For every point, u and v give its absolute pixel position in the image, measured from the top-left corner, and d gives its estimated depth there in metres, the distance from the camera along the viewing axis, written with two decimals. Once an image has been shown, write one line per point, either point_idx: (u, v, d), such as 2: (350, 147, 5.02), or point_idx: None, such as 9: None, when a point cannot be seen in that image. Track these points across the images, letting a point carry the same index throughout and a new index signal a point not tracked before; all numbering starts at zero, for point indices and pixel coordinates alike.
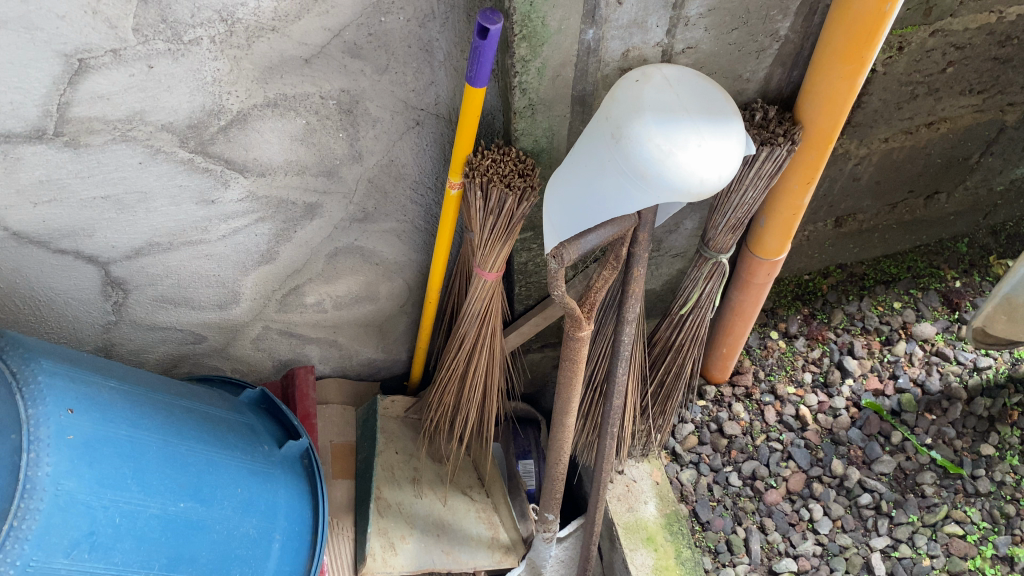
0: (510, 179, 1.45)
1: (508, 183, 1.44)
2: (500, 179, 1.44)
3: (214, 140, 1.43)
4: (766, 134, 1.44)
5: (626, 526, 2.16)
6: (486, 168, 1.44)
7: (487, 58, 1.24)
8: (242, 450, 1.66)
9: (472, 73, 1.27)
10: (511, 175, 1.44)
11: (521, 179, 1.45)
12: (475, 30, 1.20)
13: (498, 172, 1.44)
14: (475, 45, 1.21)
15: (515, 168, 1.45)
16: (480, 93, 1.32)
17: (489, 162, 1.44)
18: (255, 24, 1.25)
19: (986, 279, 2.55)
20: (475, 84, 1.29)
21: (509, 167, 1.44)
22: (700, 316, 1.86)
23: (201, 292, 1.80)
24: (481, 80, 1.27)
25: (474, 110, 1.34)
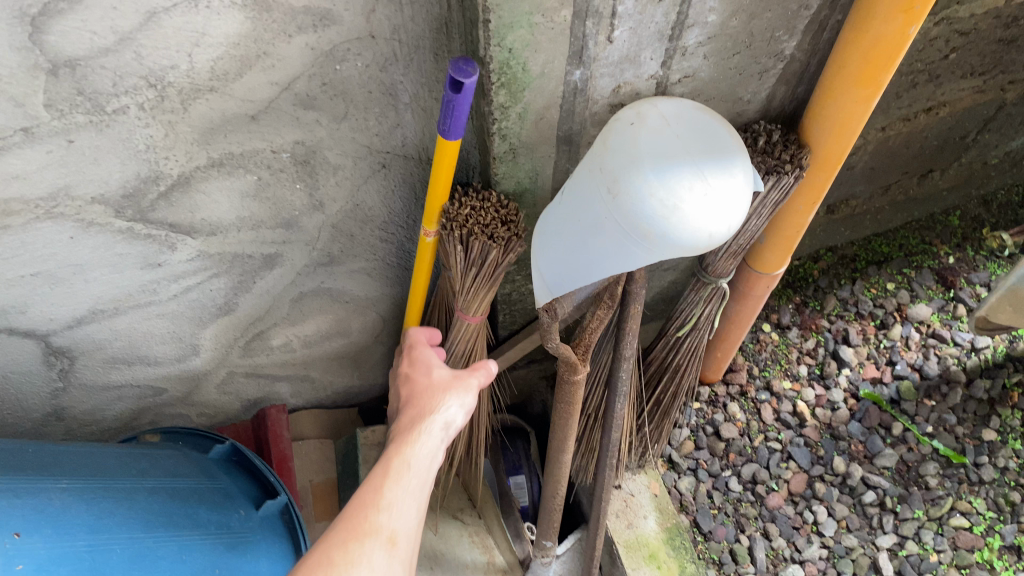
0: (492, 228, 1.31)
1: (492, 235, 1.30)
2: (482, 231, 1.29)
3: (155, 206, 1.26)
4: (771, 162, 1.30)
5: (626, 545, 2.06)
6: (466, 218, 1.29)
7: (462, 111, 1.08)
8: (217, 525, 1.52)
9: (444, 126, 1.11)
10: (494, 224, 1.30)
11: (505, 229, 1.30)
12: (447, 83, 1.03)
13: (480, 224, 1.29)
14: (448, 99, 1.05)
15: (498, 216, 1.30)
16: (455, 144, 1.15)
17: (468, 211, 1.29)
18: (190, 86, 1.08)
19: (979, 253, 2.47)
20: (449, 136, 1.12)
21: (491, 216, 1.30)
22: (699, 338, 1.76)
23: (156, 349, 1.64)
24: (455, 133, 1.11)
25: (450, 160, 1.17)
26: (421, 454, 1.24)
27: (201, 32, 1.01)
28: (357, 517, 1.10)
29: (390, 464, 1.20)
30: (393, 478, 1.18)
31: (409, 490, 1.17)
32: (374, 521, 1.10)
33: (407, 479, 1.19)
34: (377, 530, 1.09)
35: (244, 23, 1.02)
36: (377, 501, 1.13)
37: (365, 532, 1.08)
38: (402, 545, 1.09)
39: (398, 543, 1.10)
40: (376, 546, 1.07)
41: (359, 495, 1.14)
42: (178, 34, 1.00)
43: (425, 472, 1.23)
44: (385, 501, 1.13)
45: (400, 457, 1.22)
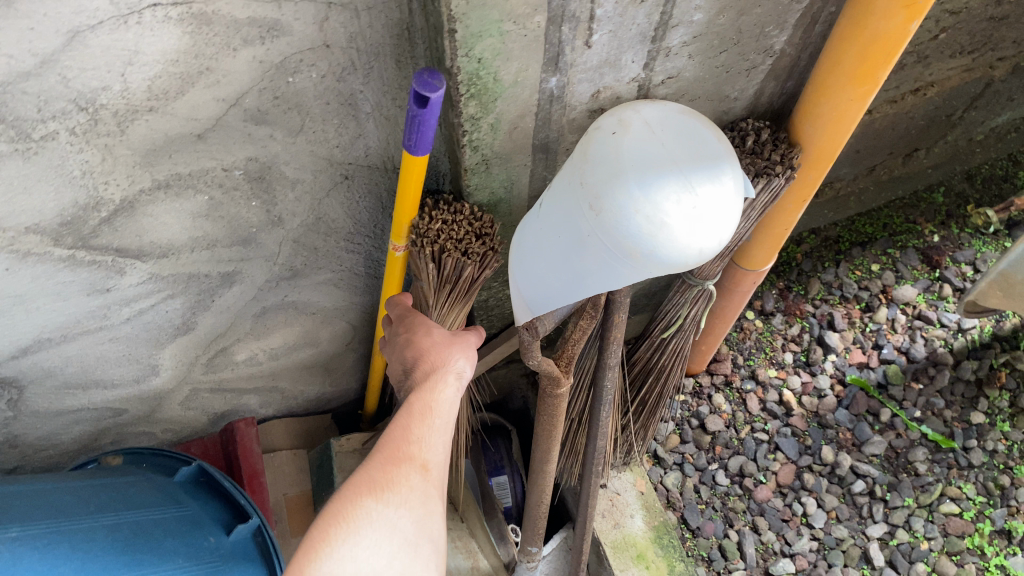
0: (464, 242, 1.22)
1: (466, 250, 1.22)
2: (455, 246, 1.21)
3: (97, 232, 1.15)
4: (761, 164, 1.22)
5: (614, 546, 2.01)
6: (438, 233, 1.20)
7: (429, 125, 0.98)
8: (184, 556, 1.43)
9: (410, 141, 1.01)
10: (468, 239, 1.22)
11: (479, 242, 1.23)
12: (410, 98, 0.94)
13: (453, 238, 1.21)
14: (413, 114, 0.95)
15: (471, 228, 1.22)
16: (422, 159, 1.06)
17: (440, 226, 1.20)
18: (126, 107, 0.97)
19: (964, 231, 2.42)
20: (416, 153, 1.03)
21: (464, 230, 1.22)
22: (684, 338, 1.70)
23: (112, 372, 1.54)
24: (423, 149, 1.02)
25: (417, 175, 1.08)
26: (450, 393, 1.22)
27: (133, 50, 0.91)
28: (395, 445, 1.13)
29: (421, 400, 1.19)
30: (426, 413, 1.18)
31: (441, 423, 1.18)
32: (411, 449, 1.13)
33: (438, 415, 1.19)
34: (413, 458, 1.12)
35: (182, 37, 0.92)
36: (411, 433, 1.15)
37: (402, 459, 1.12)
38: (434, 473, 1.13)
39: (432, 469, 1.13)
40: (412, 472, 1.11)
41: (395, 424, 1.17)
42: (107, 53, 0.90)
43: (454, 408, 1.22)
44: (418, 433, 1.16)
45: (432, 394, 1.20)
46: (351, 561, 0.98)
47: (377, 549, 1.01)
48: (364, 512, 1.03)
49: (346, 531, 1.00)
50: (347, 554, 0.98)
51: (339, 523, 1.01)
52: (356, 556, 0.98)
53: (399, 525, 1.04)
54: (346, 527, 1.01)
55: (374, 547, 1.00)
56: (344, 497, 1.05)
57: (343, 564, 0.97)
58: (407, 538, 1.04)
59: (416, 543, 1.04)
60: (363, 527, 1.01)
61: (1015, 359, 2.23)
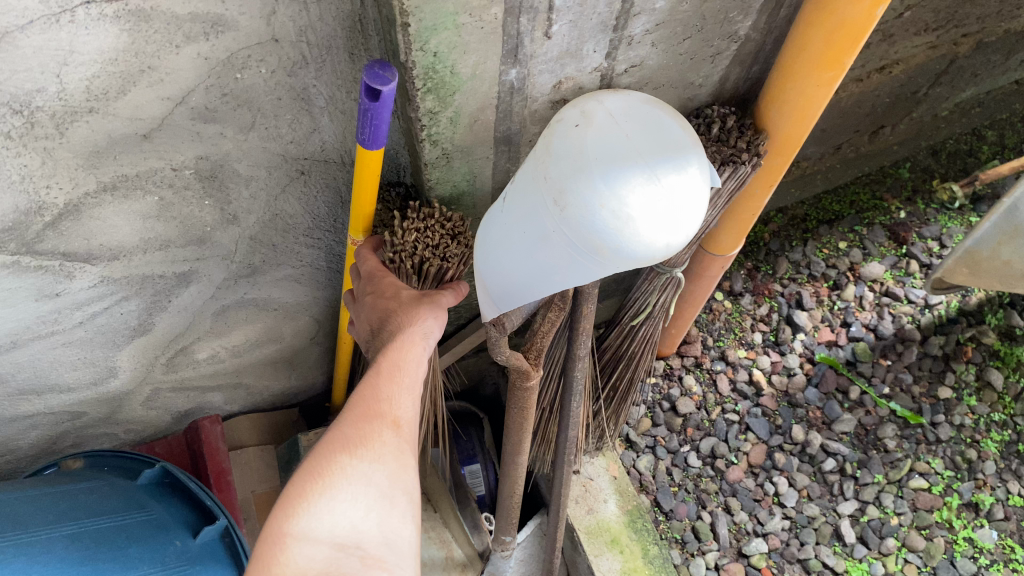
0: (441, 246, 1.21)
1: (443, 255, 1.21)
2: (433, 253, 1.20)
3: (41, 237, 1.10)
4: (727, 152, 1.20)
5: (588, 531, 2.00)
6: (414, 244, 1.19)
7: (383, 118, 0.94)
8: (148, 562, 1.40)
9: (365, 136, 0.97)
10: (444, 244, 1.21)
11: (455, 244, 1.22)
12: (361, 91, 0.90)
13: (429, 247, 1.19)
14: (365, 107, 0.91)
15: (444, 231, 1.21)
16: (379, 153, 1.02)
17: (415, 237, 1.18)
18: (64, 109, 0.93)
19: (929, 206, 2.43)
20: (370, 146, 0.99)
21: (439, 236, 1.20)
22: (653, 326, 1.68)
23: (68, 376, 1.50)
24: (378, 142, 0.98)
25: (372, 169, 1.05)
26: (423, 344, 1.16)
27: (68, 49, 0.86)
28: (366, 399, 1.09)
29: (392, 353, 1.13)
30: (398, 367, 1.12)
31: (415, 376, 1.13)
32: (385, 403, 1.09)
33: (410, 370, 1.13)
34: (386, 413, 1.08)
35: (120, 36, 0.87)
36: (382, 388, 1.09)
37: (375, 414, 1.08)
38: (408, 426, 1.09)
39: (405, 422, 1.09)
40: (384, 427, 1.06)
41: (366, 378, 1.11)
42: (40, 54, 0.85)
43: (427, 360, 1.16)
44: (392, 385, 1.11)
45: (404, 347, 1.14)
46: (326, 516, 0.96)
47: (354, 503, 0.98)
48: (338, 468, 1.00)
49: (320, 486, 0.98)
50: (323, 509, 0.96)
51: (314, 480, 0.99)
52: (332, 511, 0.97)
53: (374, 480, 1.01)
54: (321, 482, 0.99)
55: (351, 501, 0.98)
56: (318, 453, 1.02)
57: (319, 519, 0.95)
58: (383, 492, 1.01)
59: (393, 496, 1.01)
60: (338, 482, 0.99)
61: (981, 334, 2.26)
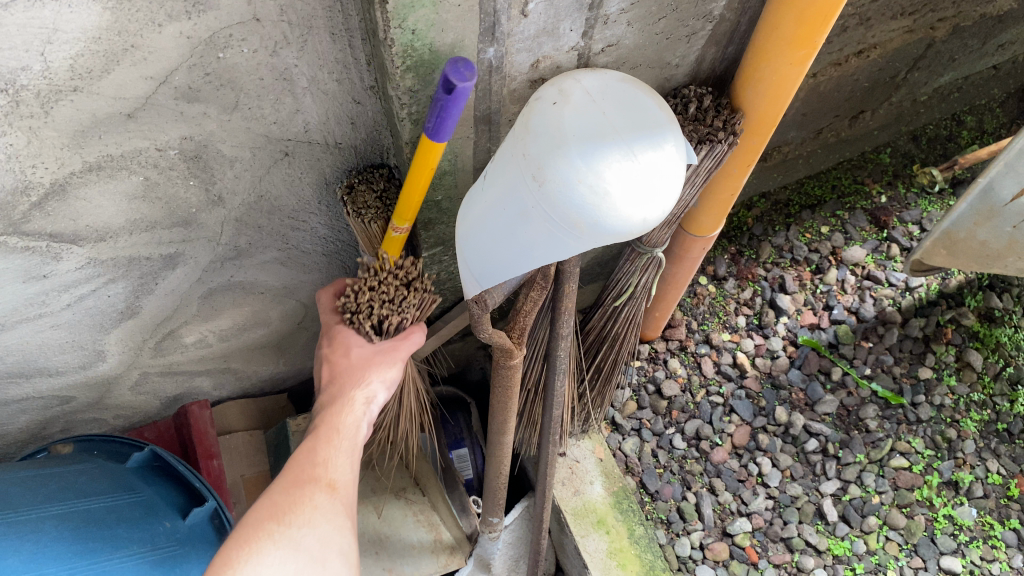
0: (397, 298, 1.30)
1: (402, 304, 1.30)
2: (390, 306, 1.29)
3: (28, 217, 1.12)
4: (704, 131, 1.23)
5: (574, 512, 2.02)
6: (370, 302, 1.29)
7: (453, 111, 0.95)
8: (140, 542, 1.43)
9: (431, 126, 0.98)
10: (398, 292, 1.30)
11: (412, 291, 1.31)
12: (438, 86, 0.90)
13: (385, 300, 1.29)
14: (439, 101, 0.92)
15: (398, 281, 1.30)
16: (440, 144, 1.02)
17: (368, 296, 1.28)
18: (48, 88, 0.94)
19: (910, 190, 2.46)
20: (434, 138, 1.00)
21: (393, 287, 1.30)
22: (636, 307, 1.71)
23: (56, 359, 1.51)
24: (443, 134, 0.99)
25: (430, 160, 1.06)
26: (360, 408, 1.24)
27: (51, 27, 0.88)
28: (302, 465, 1.15)
29: (329, 420, 1.21)
30: (335, 434, 1.20)
31: (350, 441, 1.21)
32: (319, 468, 1.15)
33: (346, 435, 1.21)
34: (319, 477, 1.13)
35: (104, 15, 0.89)
36: (317, 453, 1.16)
37: (310, 479, 1.13)
38: (344, 489, 1.14)
39: (340, 485, 1.15)
40: (317, 490, 1.12)
41: (303, 445, 1.19)
42: (24, 32, 0.87)
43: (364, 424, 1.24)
44: (327, 451, 1.18)
45: (340, 413, 1.22)
46: None
47: (281, 568, 1.01)
48: (265, 534, 1.04)
49: (247, 553, 1.02)
50: None
51: (240, 548, 1.02)
52: None
53: (303, 543, 1.05)
54: (247, 550, 1.02)
55: (278, 566, 1.02)
56: (248, 521, 1.07)
57: None
58: (313, 555, 1.04)
59: (323, 559, 1.05)
60: (265, 549, 1.03)
61: (960, 316, 2.30)
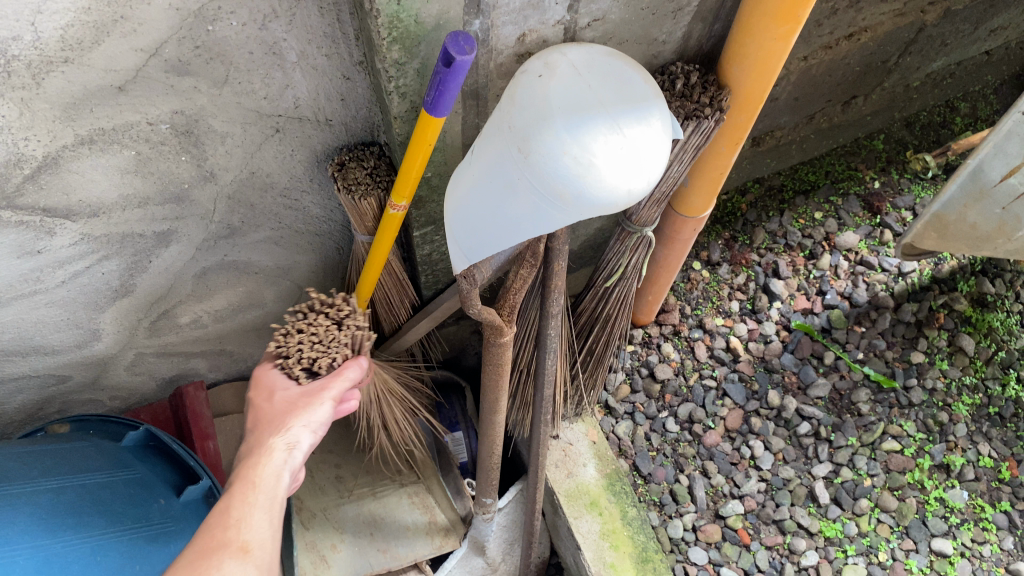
0: (328, 338, 1.34)
1: (334, 344, 1.34)
2: (319, 346, 1.33)
3: (21, 191, 1.13)
4: (691, 107, 1.24)
5: (567, 494, 2.03)
6: (299, 344, 1.33)
7: (452, 86, 1.00)
8: (135, 518, 1.46)
9: (430, 101, 1.02)
10: (329, 330, 1.34)
11: (343, 329, 1.36)
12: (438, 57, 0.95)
13: (315, 340, 1.33)
14: (438, 73, 0.97)
15: (329, 322, 1.35)
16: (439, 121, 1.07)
17: (298, 338, 1.33)
18: (39, 58, 0.96)
19: (903, 176, 2.47)
20: (433, 113, 1.04)
21: (324, 326, 1.34)
22: (627, 287, 1.72)
23: (52, 337, 1.53)
24: (442, 109, 1.03)
25: (427, 137, 1.10)
26: (277, 458, 1.15)
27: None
28: (210, 534, 1.04)
29: (244, 476, 1.12)
30: (249, 489, 1.10)
31: (266, 494, 1.10)
32: (228, 533, 1.04)
33: (262, 489, 1.11)
34: (229, 543, 1.03)
35: None
36: (229, 513, 1.06)
37: (218, 546, 1.02)
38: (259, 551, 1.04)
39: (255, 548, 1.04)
40: (227, 558, 1.01)
41: (216, 507, 1.08)
42: (14, 2, 0.89)
43: (285, 475, 1.14)
44: (239, 512, 1.07)
45: (256, 466, 1.13)
46: None
47: None
48: None
49: None
50: None
51: None
52: None
53: None
54: None
55: None
56: None
57: None
58: None
59: None
60: None
61: (953, 301, 2.31)
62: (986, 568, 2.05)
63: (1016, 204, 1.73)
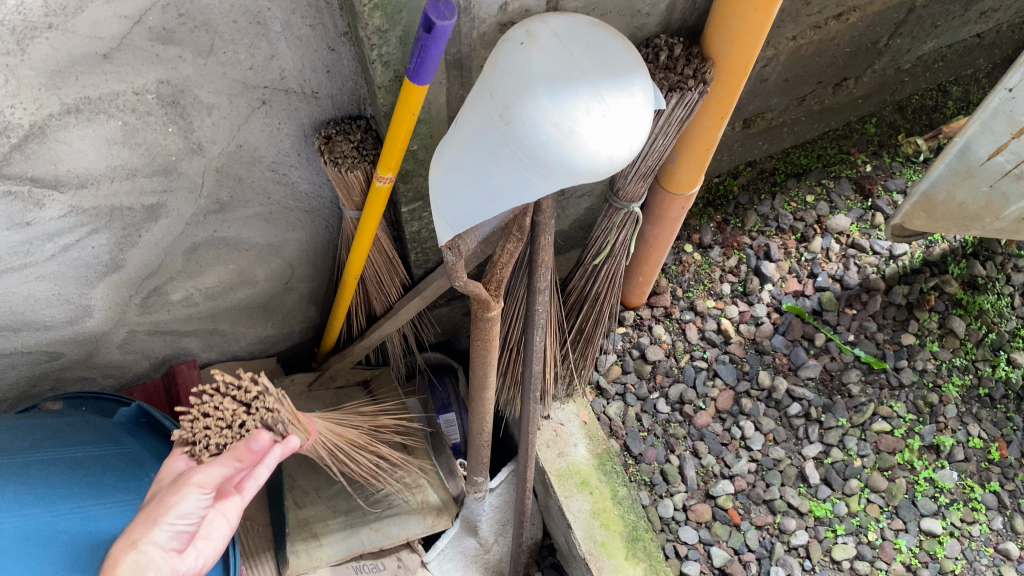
0: (235, 422, 1.29)
1: (243, 429, 1.30)
2: (225, 432, 1.29)
3: (9, 160, 1.14)
4: (674, 79, 1.25)
5: (558, 473, 2.04)
6: (205, 430, 1.29)
7: (433, 53, 1.01)
8: (126, 489, 1.46)
9: (413, 68, 1.04)
10: (236, 414, 1.29)
11: (252, 412, 1.30)
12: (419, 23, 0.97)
13: (221, 427, 1.29)
14: (418, 40, 0.98)
15: (235, 406, 1.29)
16: (421, 90, 1.08)
17: (203, 425, 1.28)
18: (23, 24, 0.97)
19: (895, 160, 2.48)
20: (416, 81, 1.06)
21: (231, 409, 1.29)
22: (616, 265, 1.73)
23: (43, 312, 1.54)
24: (424, 76, 1.04)
25: (411, 105, 1.11)
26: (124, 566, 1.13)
27: None
28: None
29: None
30: None
31: None
32: None
33: None
34: None
35: None
36: None
37: None
38: None
39: None
40: None
41: None
42: None
43: None
44: None
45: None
46: None
47: None
48: None
49: None
50: None
51: None
52: None
53: None
54: None
55: None
56: None
57: None
58: None
59: None
60: None
61: (944, 283, 2.31)
62: (975, 548, 2.07)
63: (1004, 181, 1.73)
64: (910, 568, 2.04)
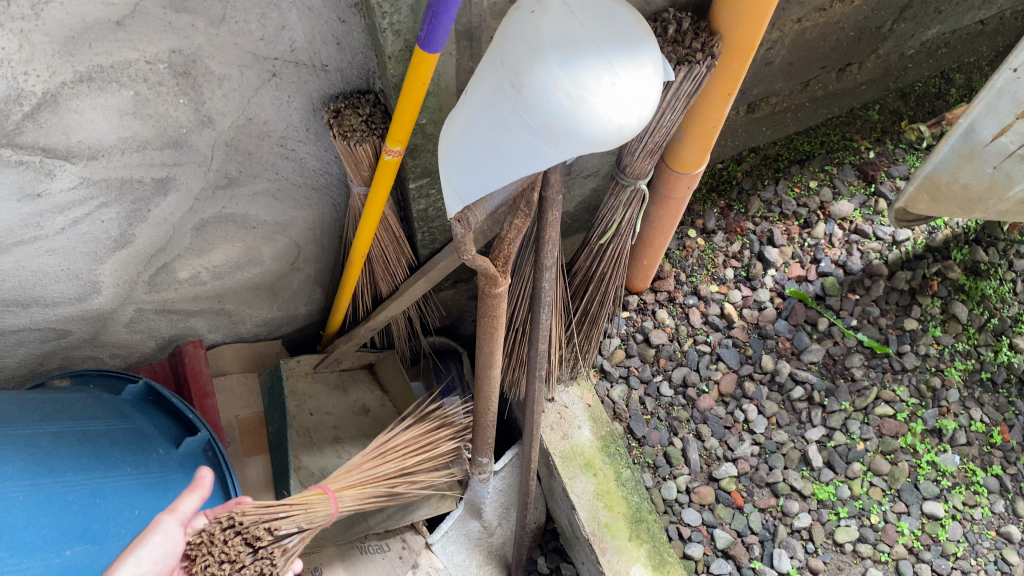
0: (236, 558, 1.32)
1: (239, 569, 1.33)
2: (225, 567, 1.31)
3: (21, 129, 1.15)
4: (682, 52, 1.27)
5: (563, 455, 2.05)
6: (207, 558, 1.30)
7: (445, 19, 1.02)
8: (133, 463, 1.48)
9: (425, 35, 1.04)
10: (238, 551, 1.33)
11: (254, 559, 1.35)
12: None
13: (224, 561, 1.31)
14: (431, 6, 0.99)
15: (243, 546, 1.34)
16: (432, 59, 1.09)
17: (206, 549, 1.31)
18: None
19: (898, 147, 2.49)
20: (427, 50, 1.07)
21: (237, 548, 1.33)
22: (621, 244, 1.74)
23: (52, 288, 1.54)
24: (436, 44, 1.05)
25: (423, 74, 1.12)
26: None
27: None
28: None
29: None
30: None
31: None
32: None
33: None
34: None
35: None
36: None
37: None
38: None
39: None
40: None
41: None
42: None
43: None
44: None
45: None
46: None
47: None
48: None
49: None
50: None
51: None
52: None
53: None
54: None
55: None
56: None
57: None
58: None
59: None
60: None
61: (946, 269, 2.32)
62: (977, 531, 2.08)
63: (1008, 162, 1.73)
64: (912, 551, 2.05)
